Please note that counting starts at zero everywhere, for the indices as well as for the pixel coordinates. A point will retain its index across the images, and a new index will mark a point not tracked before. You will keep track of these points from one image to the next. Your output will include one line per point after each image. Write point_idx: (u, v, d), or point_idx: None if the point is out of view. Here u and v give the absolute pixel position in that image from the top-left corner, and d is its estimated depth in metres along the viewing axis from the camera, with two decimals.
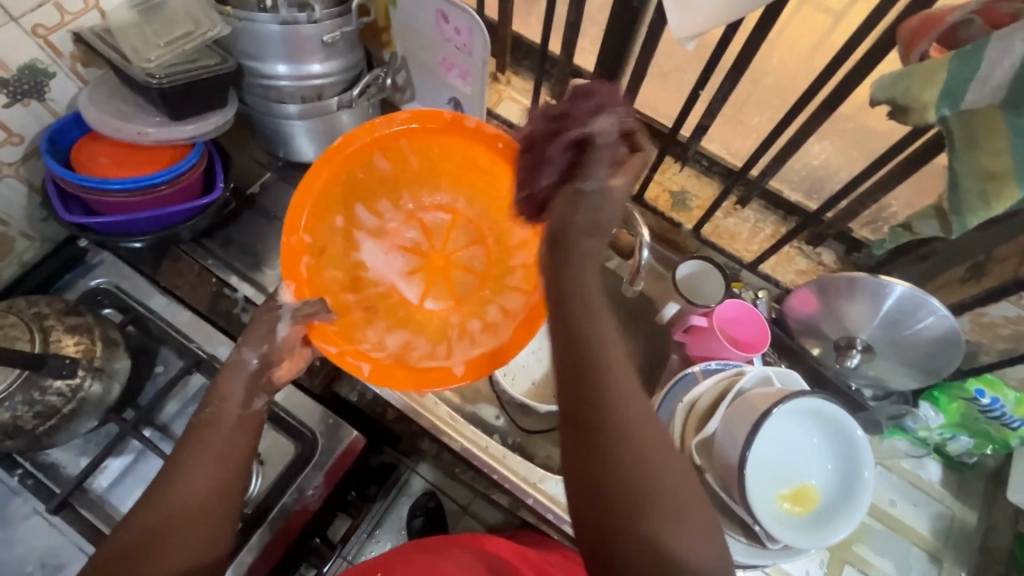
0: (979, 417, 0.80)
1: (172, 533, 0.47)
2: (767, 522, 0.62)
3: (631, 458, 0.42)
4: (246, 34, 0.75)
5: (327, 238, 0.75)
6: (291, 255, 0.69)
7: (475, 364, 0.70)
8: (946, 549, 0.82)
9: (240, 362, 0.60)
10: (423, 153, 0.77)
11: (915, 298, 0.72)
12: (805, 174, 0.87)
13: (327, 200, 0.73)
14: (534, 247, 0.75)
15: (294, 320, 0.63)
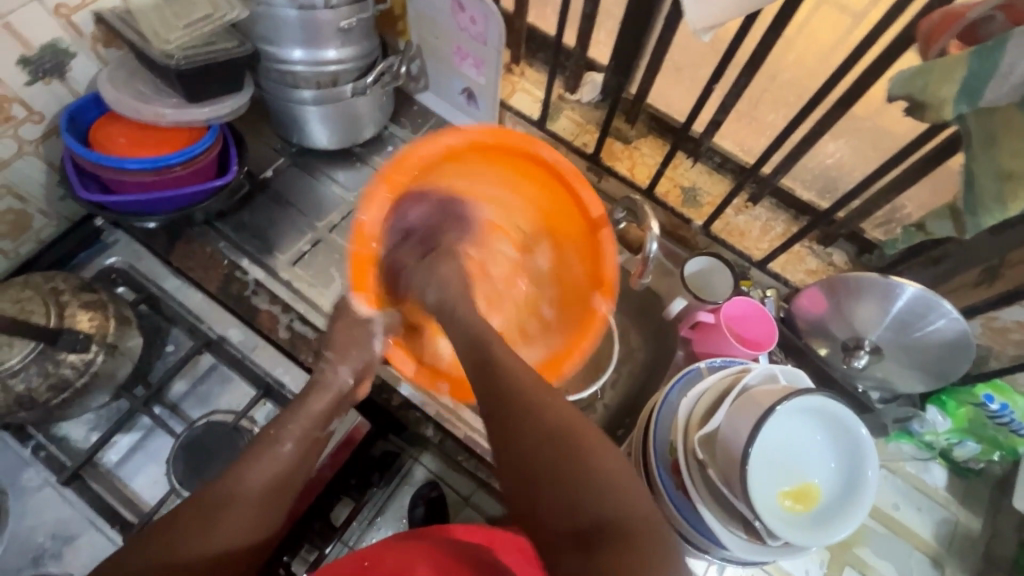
0: (987, 423, 0.79)
1: (235, 516, 0.51)
2: (767, 518, 0.61)
3: (523, 423, 0.48)
4: (264, 18, 0.75)
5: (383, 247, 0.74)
6: (359, 265, 0.69)
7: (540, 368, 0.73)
8: (949, 554, 0.82)
9: (333, 383, 0.65)
10: (478, 167, 0.77)
11: (926, 300, 0.72)
12: (819, 173, 0.86)
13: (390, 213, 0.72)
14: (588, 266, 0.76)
15: (385, 337, 0.69)
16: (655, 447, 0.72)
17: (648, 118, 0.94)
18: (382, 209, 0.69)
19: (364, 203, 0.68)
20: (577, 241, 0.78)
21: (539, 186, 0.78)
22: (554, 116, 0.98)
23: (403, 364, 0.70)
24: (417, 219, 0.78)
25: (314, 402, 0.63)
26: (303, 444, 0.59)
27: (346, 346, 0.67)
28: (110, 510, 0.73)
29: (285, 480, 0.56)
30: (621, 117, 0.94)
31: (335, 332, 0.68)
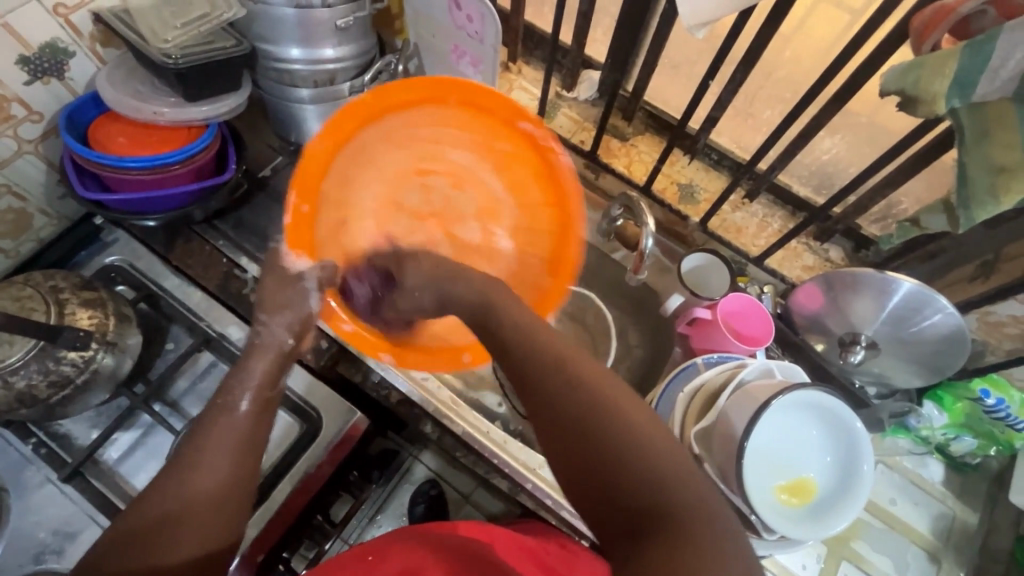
0: (983, 417, 0.80)
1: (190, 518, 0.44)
2: (761, 508, 0.62)
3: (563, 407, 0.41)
4: (261, 17, 0.76)
5: (323, 192, 0.71)
6: (301, 219, 0.68)
7: (479, 350, 0.72)
8: (945, 548, 0.82)
9: (272, 344, 0.58)
10: (432, 125, 0.74)
11: (922, 296, 0.72)
12: (815, 170, 0.87)
13: (337, 159, 0.71)
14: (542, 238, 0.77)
15: (320, 291, 0.64)
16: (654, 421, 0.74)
17: (644, 114, 0.94)
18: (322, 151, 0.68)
19: (308, 150, 0.67)
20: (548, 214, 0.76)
21: (514, 153, 0.75)
22: (552, 113, 0.98)
23: (339, 322, 0.69)
24: (372, 164, 0.74)
25: (256, 365, 0.55)
26: (258, 409, 0.52)
27: (279, 305, 0.60)
28: (110, 505, 0.74)
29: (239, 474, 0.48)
30: (618, 114, 0.95)
31: (266, 290, 0.62)
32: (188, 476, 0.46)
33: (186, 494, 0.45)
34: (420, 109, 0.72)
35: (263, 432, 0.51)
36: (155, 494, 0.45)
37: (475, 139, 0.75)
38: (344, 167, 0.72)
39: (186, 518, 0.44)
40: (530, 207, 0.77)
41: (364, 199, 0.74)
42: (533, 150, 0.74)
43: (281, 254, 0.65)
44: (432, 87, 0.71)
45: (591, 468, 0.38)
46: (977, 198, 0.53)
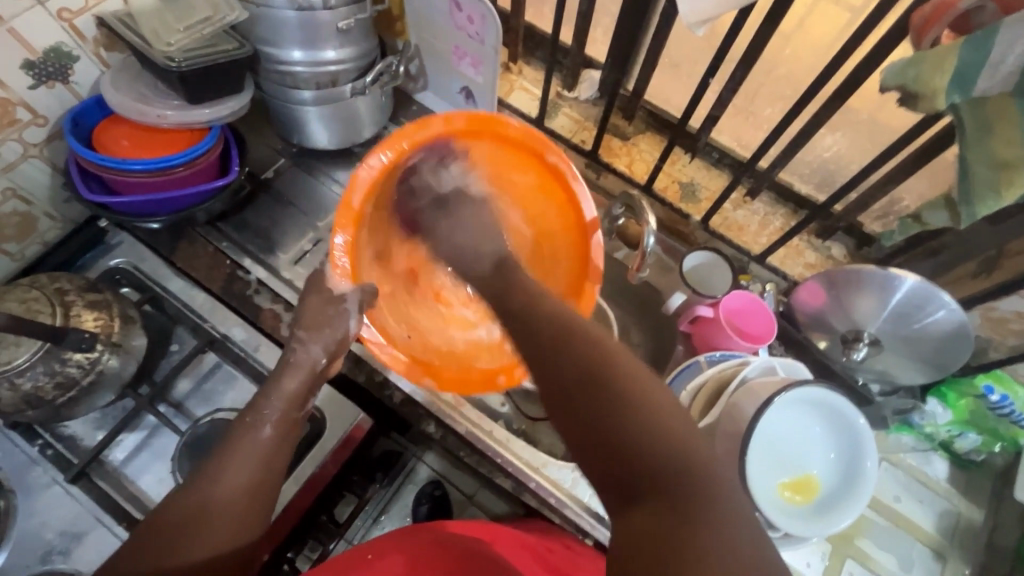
0: (988, 414, 0.79)
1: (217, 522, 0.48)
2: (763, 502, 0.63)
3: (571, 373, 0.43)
4: (263, 20, 0.76)
5: (366, 218, 0.69)
6: (339, 240, 0.66)
7: (512, 373, 0.69)
8: (950, 546, 0.82)
9: (308, 362, 0.62)
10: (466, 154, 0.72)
11: (925, 292, 0.72)
12: (816, 167, 0.86)
13: (377, 188, 0.68)
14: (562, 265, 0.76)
15: (360, 313, 0.66)
16: None
17: (645, 114, 0.95)
18: (366, 184, 0.66)
19: (354, 179, 0.65)
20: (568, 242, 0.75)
21: (546, 187, 0.74)
22: (552, 113, 0.99)
23: (377, 345, 0.69)
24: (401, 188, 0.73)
25: (287, 381, 0.60)
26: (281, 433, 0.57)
27: (320, 324, 0.64)
28: (116, 506, 0.74)
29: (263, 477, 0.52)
30: (619, 113, 0.96)
31: (306, 306, 0.65)
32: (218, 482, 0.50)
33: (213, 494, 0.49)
34: (459, 141, 0.70)
35: (284, 454, 0.56)
36: (187, 495, 0.50)
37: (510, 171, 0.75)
38: (381, 192, 0.70)
39: (213, 515, 0.48)
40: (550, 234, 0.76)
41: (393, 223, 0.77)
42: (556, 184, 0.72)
43: (326, 273, 0.66)
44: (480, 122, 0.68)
45: (600, 433, 0.40)
46: (978, 193, 0.53)
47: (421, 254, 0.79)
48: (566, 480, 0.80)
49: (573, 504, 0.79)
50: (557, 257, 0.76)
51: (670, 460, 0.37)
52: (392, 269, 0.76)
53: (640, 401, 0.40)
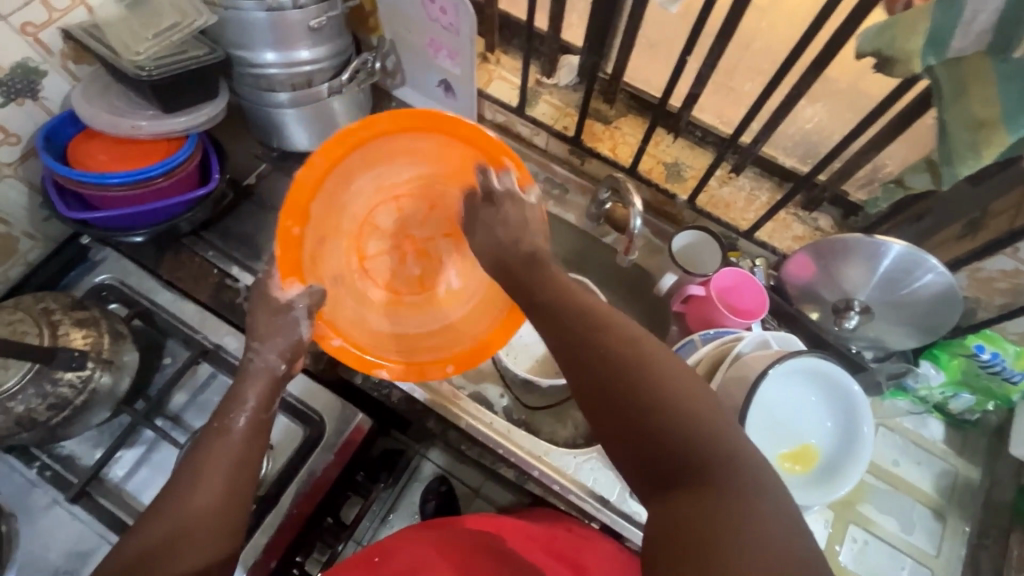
0: (980, 373, 0.81)
1: (201, 525, 0.48)
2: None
3: (610, 370, 0.44)
4: (233, 22, 0.75)
5: (311, 217, 0.71)
6: (289, 242, 0.68)
7: (461, 360, 0.72)
8: (950, 505, 0.83)
9: (265, 368, 0.62)
10: (366, 150, 0.71)
11: (912, 257, 0.72)
12: (799, 139, 0.87)
13: (322, 182, 0.70)
14: None
15: (310, 319, 0.67)
16: None
17: (626, 96, 0.94)
18: (310, 183, 0.68)
19: (295, 180, 0.66)
20: None
21: None
22: (533, 101, 0.98)
23: (328, 339, 0.69)
24: (352, 184, 0.74)
25: (248, 389, 0.60)
26: (252, 427, 0.57)
27: (273, 333, 0.64)
28: (119, 523, 0.74)
29: (240, 477, 0.53)
30: (600, 96, 0.95)
31: (256, 317, 0.65)
32: (195, 488, 0.50)
33: (197, 499, 0.49)
34: (403, 137, 0.71)
35: (255, 449, 0.56)
36: (165, 511, 0.49)
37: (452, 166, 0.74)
38: (332, 182, 0.71)
39: (199, 521, 0.48)
40: None
41: (345, 220, 0.75)
42: None
43: (271, 285, 0.67)
44: (398, 117, 0.68)
45: (647, 423, 0.41)
46: (960, 152, 0.53)
47: (370, 246, 0.78)
48: (569, 466, 0.79)
49: (576, 490, 0.78)
50: None
51: (689, 438, 0.39)
52: (341, 260, 0.75)
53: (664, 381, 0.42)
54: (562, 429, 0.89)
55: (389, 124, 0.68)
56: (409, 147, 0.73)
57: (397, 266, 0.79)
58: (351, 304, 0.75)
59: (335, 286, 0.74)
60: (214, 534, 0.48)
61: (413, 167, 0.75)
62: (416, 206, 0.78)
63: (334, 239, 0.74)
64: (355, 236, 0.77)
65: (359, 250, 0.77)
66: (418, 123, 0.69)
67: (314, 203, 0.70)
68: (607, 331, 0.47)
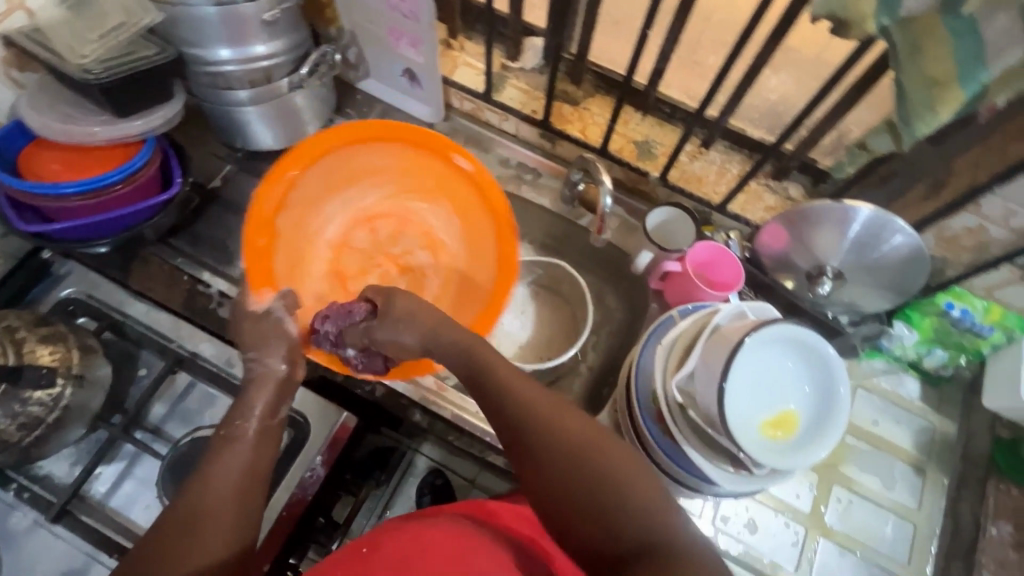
0: (951, 330, 0.83)
1: (217, 518, 0.48)
2: (739, 438, 0.64)
3: (561, 472, 0.49)
4: (183, 19, 0.72)
5: (278, 234, 0.78)
6: (257, 254, 0.75)
7: None
8: (929, 459, 0.86)
9: (267, 372, 0.61)
10: (325, 170, 0.81)
11: (880, 219, 0.73)
12: (765, 110, 0.87)
13: (286, 201, 0.79)
14: (485, 252, 0.83)
15: (290, 314, 0.69)
16: (638, 393, 0.74)
17: (592, 76, 0.93)
18: (275, 199, 0.77)
19: (257, 194, 0.75)
20: (483, 223, 0.83)
21: (450, 186, 0.84)
22: (499, 86, 0.96)
23: (311, 340, 0.71)
24: (318, 207, 0.82)
25: (256, 397, 0.59)
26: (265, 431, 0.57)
27: (262, 339, 0.64)
28: (104, 539, 0.72)
29: (254, 478, 0.53)
30: (566, 77, 0.94)
31: (243, 329, 0.66)
32: (209, 481, 0.50)
33: (212, 493, 0.50)
34: (359, 152, 0.82)
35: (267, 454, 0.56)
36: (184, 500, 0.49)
37: (420, 181, 0.85)
38: (297, 202, 0.80)
39: (214, 513, 0.49)
40: (471, 227, 0.84)
41: (320, 244, 0.82)
42: (467, 181, 0.83)
43: (247, 299, 0.69)
44: (347, 132, 0.79)
45: (596, 519, 0.46)
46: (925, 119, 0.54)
47: (352, 268, 0.82)
48: None
49: None
50: (482, 243, 0.83)
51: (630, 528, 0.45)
52: (321, 282, 0.80)
53: (610, 480, 0.47)
54: None
55: (335, 141, 0.79)
56: (373, 166, 0.83)
57: (380, 285, 0.82)
58: (336, 319, 0.77)
59: (315, 303, 0.78)
60: (229, 529, 0.49)
61: (382, 191, 0.85)
62: (388, 226, 0.85)
63: (311, 265, 0.80)
64: (334, 261, 0.82)
65: (341, 274, 0.81)
66: (374, 137, 0.81)
67: (281, 216, 0.79)
68: (554, 429, 0.51)
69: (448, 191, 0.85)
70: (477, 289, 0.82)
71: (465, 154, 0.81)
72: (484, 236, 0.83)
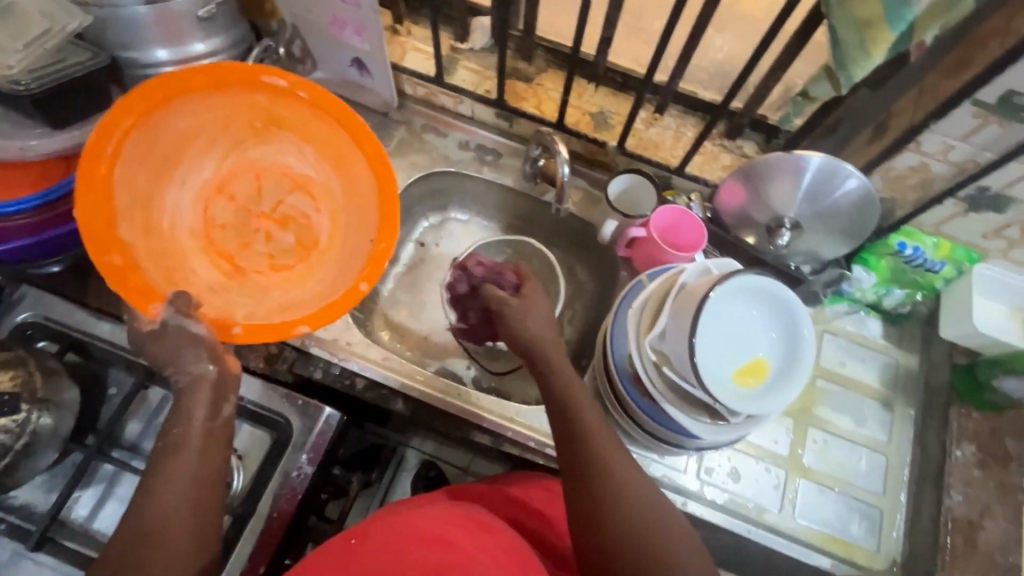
0: (906, 268, 0.87)
1: (169, 530, 0.54)
2: (711, 388, 0.66)
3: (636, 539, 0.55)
4: (113, 20, 0.69)
5: (131, 247, 0.69)
6: (121, 277, 0.66)
7: (370, 274, 0.72)
8: (896, 393, 0.89)
9: (197, 376, 0.63)
10: (144, 159, 0.72)
11: (831, 166, 0.75)
12: (713, 71, 0.90)
13: (118, 208, 0.69)
14: (352, 167, 0.78)
15: (189, 313, 0.66)
16: (614, 359, 0.74)
17: (543, 51, 0.94)
18: (103, 212, 0.67)
19: (80, 212, 0.65)
20: (338, 141, 0.78)
21: (276, 117, 0.78)
22: (451, 69, 0.95)
23: (229, 330, 0.67)
24: (165, 200, 0.74)
25: (196, 399, 0.61)
26: (207, 438, 0.60)
27: (174, 350, 0.63)
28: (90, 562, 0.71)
29: (198, 487, 0.57)
30: (517, 55, 0.95)
31: (147, 347, 0.64)
32: (153, 497, 0.55)
33: (155, 509, 0.54)
34: (163, 119, 0.72)
35: (212, 461, 0.59)
36: (135, 514, 0.54)
37: (244, 122, 0.78)
38: (133, 205, 0.71)
39: (165, 525, 0.54)
40: (323, 147, 0.79)
41: (181, 237, 0.75)
42: (294, 102, 0.76)
43: (140, 323, 0.65)
44: (138, 102, 0.69)
45: None
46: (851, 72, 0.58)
47: (231, 244, 0.77)
48: (542, 421, 0.82)
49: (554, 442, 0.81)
50: (347, 158, 0.78)
51: None
52: (208, 273, 0.75)
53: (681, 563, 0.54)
54: (532, 388, 0.90)
55: (133, 113, 0.69)
56: (186, 128, 0.75)
57: (267, 244, 0.78)
58: (244, 299, 0.74)
59: (214, 296, 0.73)
60: (180, 536, 0.54)
61: (217, 154, 0.78)
62: (241, 184, 0.79)
63: (187, 263, 0.74)
64: (207, 245, 0.76)
65: (224, 255, 0.76)
66: (165, 94, 0.70)
67: (123, 229, 0.69)
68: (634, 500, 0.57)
69: (283, 123, 0.78)
70: (366, 218, 0.77)
71: (270, 73, 0.73)
72: (346, 154, 0.78)
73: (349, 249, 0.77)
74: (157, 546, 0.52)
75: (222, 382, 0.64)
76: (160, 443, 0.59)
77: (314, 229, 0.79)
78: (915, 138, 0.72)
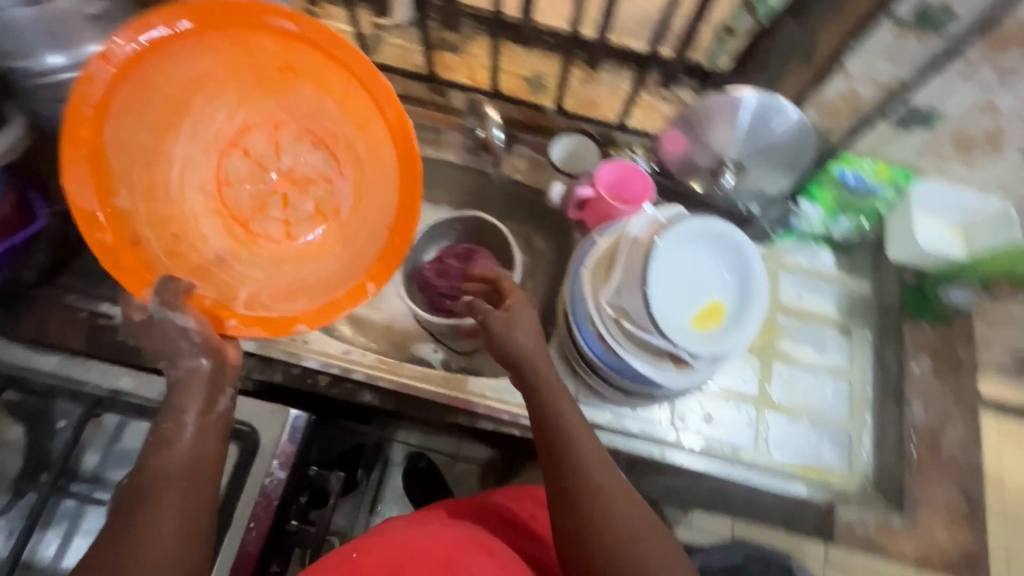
0: (849, 196, 0.89)
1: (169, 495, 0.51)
2: (668, 332, 0.67)
3: None
4: None
5: (129, 218, 0.61)
6: (113, 255, 0.59)
7: (380, 272, 0.65)
8: (852, 319, 0.92)
9: (190, 371, 0.58)
10: (145, 117, 0.62)
11: (766, 103, 0.79)
12: (639, 19, 0.87)
13: (113, 173, 0.60)
14: (372, 130, 0.67)
15: (187, 311, 0.59)
16: (576, 320, 0.74)
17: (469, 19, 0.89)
18: (90, 183, 0.58)
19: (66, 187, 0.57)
20: (356, 101, 0.66)
21: (286, 66, 0.65)
22: (376, 47, 0.93)
23: (226, 323, 0.62)
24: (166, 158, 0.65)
25: (189, 397, 0.57)
26: (202, 432, 0.56)
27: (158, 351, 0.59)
28: None
29: (204, 453, 0.55)
30: (442, 25, 0.92)
31: None
32: (171, 447, 0.53)
33: (154, 463, 0.52)
34: (161, 65, 0.61)
35: (211, 447, 0.55)
36: (143, 476, 0.52)
37: (257, 67, 0.65)
38: (128, 171, 0.62)
39: (164, 489, 0.51)
40: (343, 101, 0.67)
41: (192, 199, 0.66)
42: (310, 47, 0.63)
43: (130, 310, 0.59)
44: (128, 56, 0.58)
45: None
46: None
47: (245, 205, 0.69)
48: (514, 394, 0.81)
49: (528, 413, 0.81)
50: (368, 125, 0.67)
51: None
52: (219, 240, 0.67)
53: None
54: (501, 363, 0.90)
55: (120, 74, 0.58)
56: (191, 77, 0.63)
57: (284, 209, 0.71)
58: (254, 272, 0.67)
59: (223, 266, 0.66)
60: (173, 505, 0.51)
61: (226, 103, 0.66)
62: (265, 135, 0.69)
63: (193, 225, 0.66)
64: (221, 206, 0.68)
65: (235, 218, 0.69)
66: (162, 43, 0.59)
67: (118, 198, 0.61)
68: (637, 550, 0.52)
69: (299, 69, 0.65)
70: (392, 194, 0.68)
71: (274, 13, 0.60)
72: (370, 110, 0.66)
73: (365, 233, 0.69)
74: (153, 511, 0.50)
75: (214, 378, 0.58)
76: (151, 433, 0.55)
77: (336, 196, 0.71)
78: (842, 62, 0.73)
